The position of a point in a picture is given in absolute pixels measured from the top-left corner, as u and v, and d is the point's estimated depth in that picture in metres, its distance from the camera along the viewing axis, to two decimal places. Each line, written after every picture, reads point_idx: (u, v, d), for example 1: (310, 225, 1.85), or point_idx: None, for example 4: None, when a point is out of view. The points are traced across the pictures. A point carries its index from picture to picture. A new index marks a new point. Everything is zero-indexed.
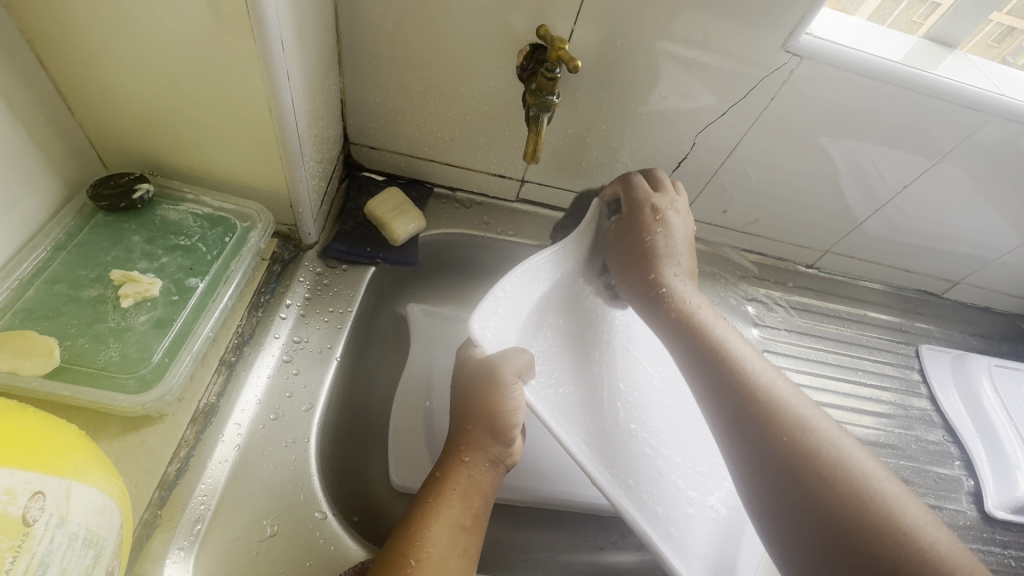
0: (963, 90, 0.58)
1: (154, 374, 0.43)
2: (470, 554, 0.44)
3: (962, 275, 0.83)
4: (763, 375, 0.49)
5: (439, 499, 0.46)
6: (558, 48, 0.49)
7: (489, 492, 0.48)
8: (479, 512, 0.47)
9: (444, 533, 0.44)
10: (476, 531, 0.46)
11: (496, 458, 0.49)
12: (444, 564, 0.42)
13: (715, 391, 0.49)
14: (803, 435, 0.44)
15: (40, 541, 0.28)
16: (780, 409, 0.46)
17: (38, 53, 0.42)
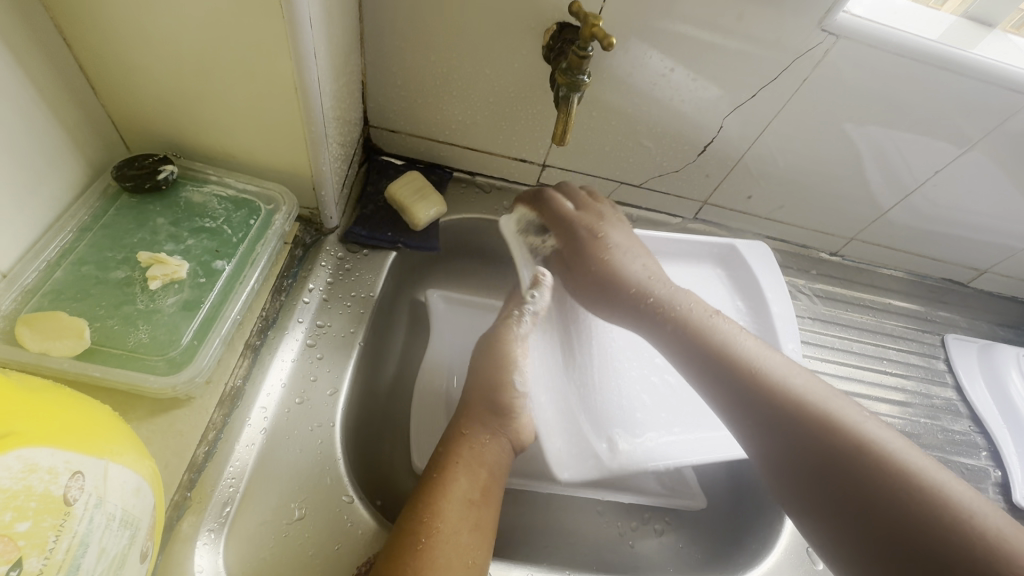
0: (1003, 70, 0.56)
1: (183, 357, 0.43)
2: (485, 527, 0.45)
3: (990, 263, 0.81)
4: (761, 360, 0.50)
5: (444, 473, 0.47)
6: (591, 25, 0.48)
7: (495, 469, 0.49)
8: (487, 486, 0.47)
9: (455, 506, 0.45)
10: (488, 506, 0.46)
11: (497, 430, 0.51)
12: (459, 537, 0.43)
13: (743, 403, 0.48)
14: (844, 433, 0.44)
15: (80, 521, 0.28)
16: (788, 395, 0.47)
17: (63, 30, 0.41)
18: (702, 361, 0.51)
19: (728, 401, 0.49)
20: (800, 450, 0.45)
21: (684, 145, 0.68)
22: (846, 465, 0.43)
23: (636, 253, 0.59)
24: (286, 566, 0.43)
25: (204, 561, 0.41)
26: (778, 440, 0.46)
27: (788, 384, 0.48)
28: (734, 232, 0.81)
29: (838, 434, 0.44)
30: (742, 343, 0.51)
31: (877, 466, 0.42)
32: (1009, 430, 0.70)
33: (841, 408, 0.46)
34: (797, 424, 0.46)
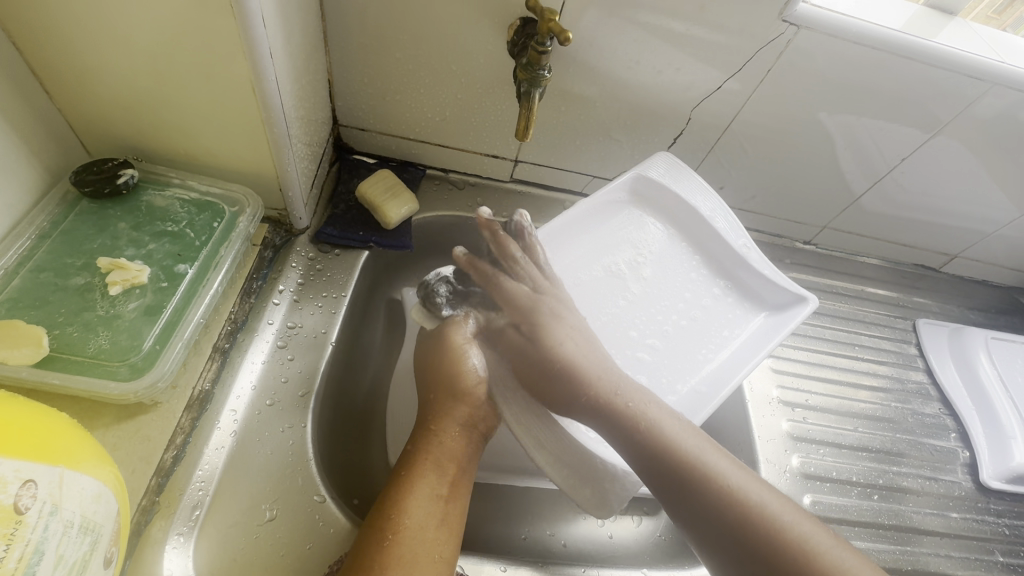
0: (962, 58, 0.57)
1: (146, 362, 0.42)
2: (453, 522, 0.45)
3: (960, 248, 0.83)
4: (675, 432, 0.48)
5: (414, 469, 0.47)
6: (548, 20, 0.48)
7: (464, 463, 0.49)
8: (456, 478, 0.48)
9: (423, 502, 0.45)
10: (455, 502, 0.46)
11: (465, 422, 0.51)
12: (425, 533, 0.43)
13: (665, 479, 0.47)
14: (752, 524, 0.44)
15: (34, 529, 0.28)
16: (704, 487, 0.46)
17: (12, 36, 0.41)
18: (632, 439, 0.48)
19: (659, 494, 0.48)
20: (732, 559, 0.44)
21: (655, 136, 0.69)
22: (758, 552, 0.43)
23: (590, 344, 0.53)
24: (260, 566, 0.43)
25: (174, 565, 0.41)
26: (699, 525, 0.46)
27: (735, 494, 0.45)
28: None
29: (756, 524, 0.44)
30: (661, 421, 0.48)
31: (792, 554, 0.43)
32: (977, 412, 0.72)
33: (761, 493, 0.46)
34: (719, 514, 0.45)
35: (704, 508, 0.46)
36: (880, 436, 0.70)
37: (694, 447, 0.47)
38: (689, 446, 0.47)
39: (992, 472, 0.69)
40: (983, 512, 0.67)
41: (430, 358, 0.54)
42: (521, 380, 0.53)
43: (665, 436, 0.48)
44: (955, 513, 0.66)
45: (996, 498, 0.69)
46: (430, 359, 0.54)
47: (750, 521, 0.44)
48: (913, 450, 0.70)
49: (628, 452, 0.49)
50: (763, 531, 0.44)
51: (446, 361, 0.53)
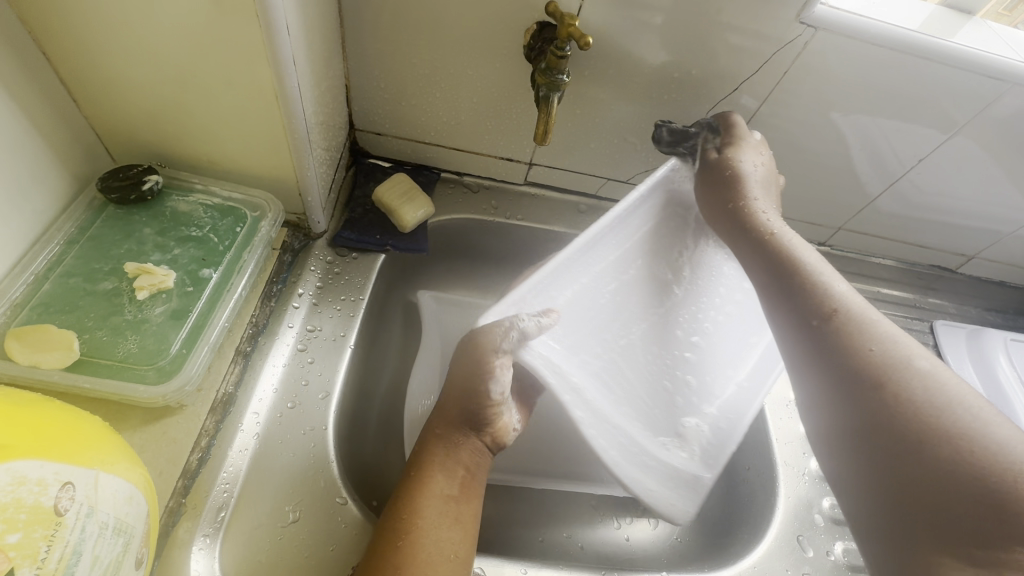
0: (982, 57, 0.57)
1: (172, 365, 0.43)
2: (465, 523, 0.45)
3: (977, 249, 0.82)
4: (827, 279, 0.47)
5: (423, 472, 0.47)
6: (568, 25, 0.48)
7: (474, 467, 0.49)
8: (466, 481, 0.47)
9: (433, 503, 0.45)
10: (467, 504, 0.47)
11: (472, 426, 0.49)
12: (438, 535, 0.43)
13: (793, 304, 0.47)
14: (890, 361, 0.41)
15: (72, 531, 0.28)
16: (847, 317, 0.44)
17: (43, 45, 0.42)
18: (767, 272, 0.50)
19: (800, 347, 0.45)
20: (844, 388, 0.41)
21: None
22: (903, 416, 0.38)
23: (768, 188, 0.56)
24: (283, 567, 0.44)
25: (201, 566, 0.41)
26: (838, 378, 0.41)
27: (890, 342, 0.42)
28: None
29: (903, 383, 0.39)
30: (814, 265, 0.49)
31: (940, 422, 0.37)
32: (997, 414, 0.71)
33: (926, 359, 0.41)
34: (863, 367, 0.41)
35: (835, 337, 0.43)
36: None
37: (844, 294, 0.46)
38: (839, 288, 0.46)
39: None
40: None
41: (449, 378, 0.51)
42: (715, 219, 0.56)
43: (814, 276, 0.48)
44: None
45: None
46: (450, 379, 0.51)
47: (886, 362, 0.41)
48: None
49: (769, 288, 0.49)
50: (900, 373, 0.40)
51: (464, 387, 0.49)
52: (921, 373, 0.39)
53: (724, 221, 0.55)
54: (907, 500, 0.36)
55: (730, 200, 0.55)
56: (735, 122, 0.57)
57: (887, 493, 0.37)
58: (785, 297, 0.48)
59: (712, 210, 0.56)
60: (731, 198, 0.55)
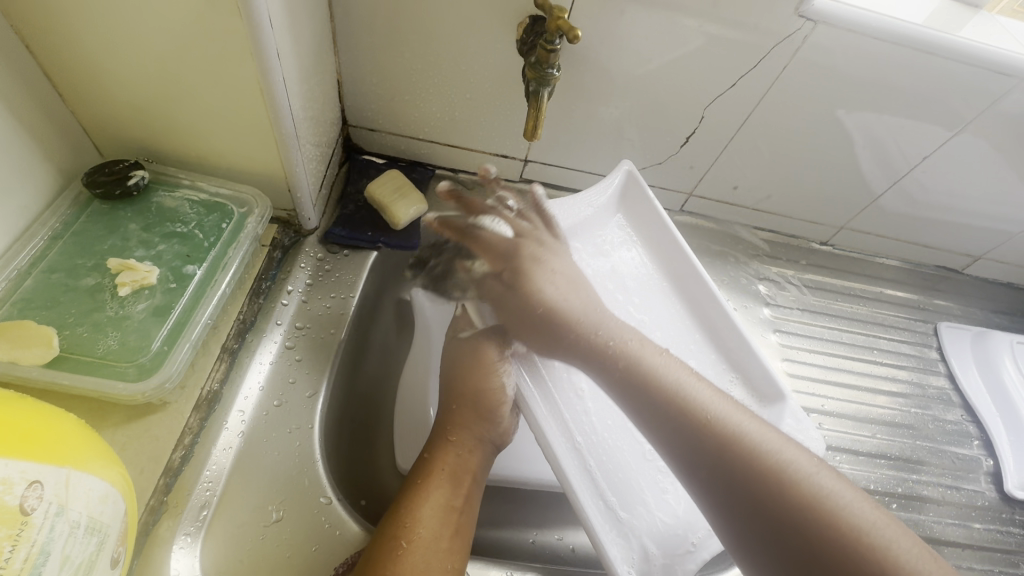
0: (987, 53, 0.55)
1: (154, 362, 0.42)
2: (466, 533, 0.44)
3: (984, 250, 0.80)
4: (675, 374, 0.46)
5: (429, 479, 0.46)
6: (557, 18, 0.47)
7: (479, 474, 0.48)
8: (470, 492, 0.47)
9: (436, 511, 0.44)
10: (469, 512, 0.45)
11: (481, 438, 0.50)
12: (439, 542, 0.42)
13: (674, 430, 0.43)
14: (766, 464, 0.40)
15: (40, 530, 0.28)
16: (718, 432, 0.42)
17: (24, 37, 0.41)
18: (629, 394, 0.46)
19: (670, 451, 0.43)
20: (745, 511, 0.39)
21: (666, 136, 0.67)
22: (776, 522, 0.38)
23: (577, 287, 0.53)
24: (265, 567, 0.43)
25: (181, 565, 0.41)
26: (717, 489, 0.41)
27: (750, 443, 0.41)
28: (722, 223, 0.80)
29: (772, 481, 0.39)
30: (670, 369, 0.47)
31: (809, 520, 0.37)
32: (1002, 418, 0.70)
33: (777, 450, 0.41)
34: (740, 476, 0.40)
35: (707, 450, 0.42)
36: (900, 443, 0.68)
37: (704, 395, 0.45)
38: (693, 395, 0.45)
39: (1017, 482, 0.66)
40: (1008, 523, 0.65)
41: (456, 373, 0.52)
42: (524, 334, 0.52)
43: (668, 378, 0.46)
44: (978, 524, 0.64)
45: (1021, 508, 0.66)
46: (455, 371, 0.53)
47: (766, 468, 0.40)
48: (933, 458, 0.68)
49: (641, 411, 0.45)
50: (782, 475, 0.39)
51: (475, 379, 0.51)
52: (773, 468, 0.40)
53: (547, 345, 0.51)
54: None
55: (570, 335, 0.50)
56: (491, 229, 0.57)
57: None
58: (646, 398, 0.45)
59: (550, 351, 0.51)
60: (569, 331, 0.50)
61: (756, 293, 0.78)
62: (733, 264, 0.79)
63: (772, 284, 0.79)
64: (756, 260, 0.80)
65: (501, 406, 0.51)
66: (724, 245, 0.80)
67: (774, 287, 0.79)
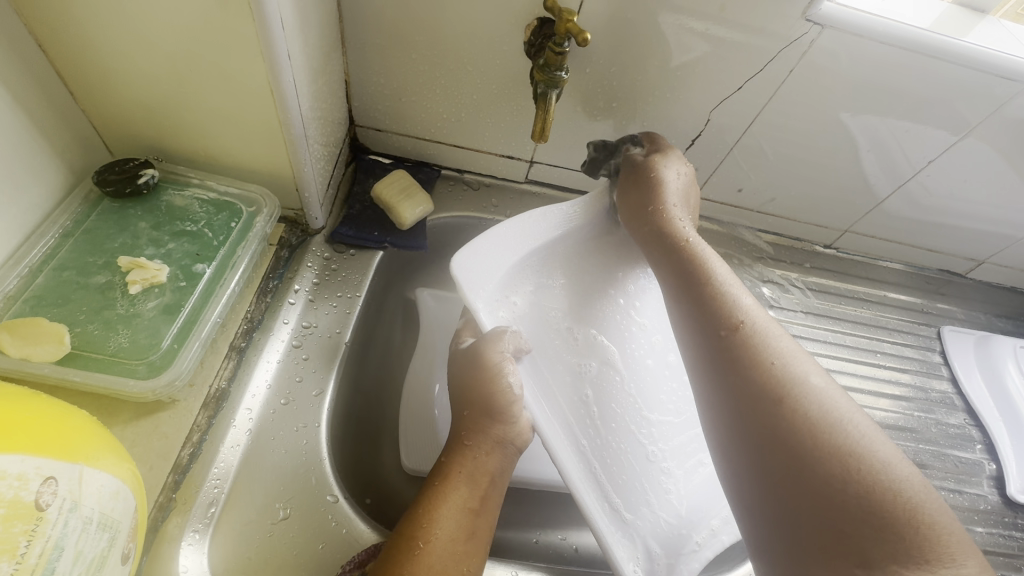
0: (994, 58, 0.55)
1: (164, 360, 0.43)
2: (481, 536, 0.44)
3: (988, 254, 0.80)
4: (727, 288, 0.47)
5: (445, 482, 0.45)
6: (566, 21, 0.47)
7: (497, 476, 0.47)
8: (486, 495, 0.46)
9: (452, 514, 0.43)
10: (485, 516, 0.45)
11: (500, 440, 0.48)
12: (454, 546, 0.42)
13: (704, 317, 0.46)
14: (786, 375, 0.40)
15: (54, 525, 0.28)
16: (750, 330, 0.43)
17: (37, 36, 0.41)
18: (676, 286, 0.49)
19: (711, 369, 0.43)
20: (747, 399, 0.40)
21: (672, 138, 0.68)
22: (800, 457, 0.36)
23: (688, 199, 0.58)
24: (272, 564, 0.43)
25: (190, 561, 0.41)
26: (752, 411, 0.39)
27: (773, 347, 0.42)
28: (727, 225, 0.80)
29: (809, 414, 0.38)
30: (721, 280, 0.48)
31: (835, 463, 0.35)
32: (1004, 423, 0.70)
33: (821, 386, 0.40)
34: (780, 405, 0.39)
35: (734, 346, 0.43)
36: (903, 446, 0.68)
37: (747, 304, 0.46)
38: (733, 301, 0.46)
39: (1019, 486, 0.66)
40: (1010, 527, 0.65)
41: (463, 379, 0.51)
42: (630, 217, 0.58)
43: (717, 286, 0.48)
44: (981, 528, 0.64)
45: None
46: (461, 375, 0.51)
47: (780, 372, 0.40)
48: (936, 461, 0.68)
49: (677, 293, 0.49)
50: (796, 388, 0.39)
51: (480, 383, 0.49)
52: (817, 403, 0.38)
53: (636, 215, 0.57)
54: (779, 488, 0.36)
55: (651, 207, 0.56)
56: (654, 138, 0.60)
57: (789, 538, 0.35)
58: (689, 300, 0.48)
59: (631, 215, 0.58)
60: (652, 204, 0.56)
61: (760, 295, 0.78)
62: (737, 266, 0.79)
63: (776, 287, 0.79)
64: (760, 263, 0.80)
65: (515, 410, 0.49)
66: (728, 247, 0.80)
67: (778, 290, 0.79)
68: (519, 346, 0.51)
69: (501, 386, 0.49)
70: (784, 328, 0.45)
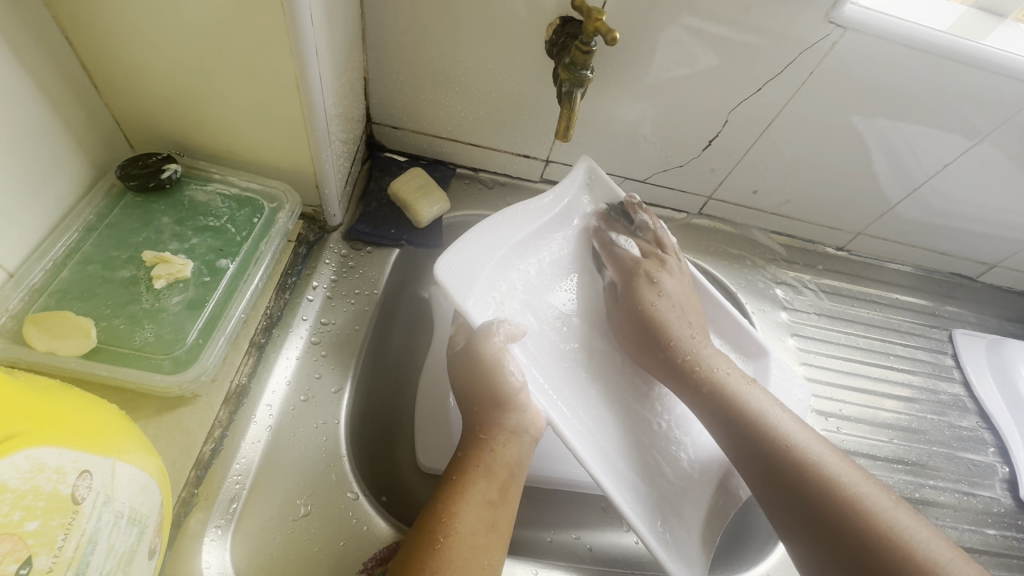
0: (1014, 63, 0.55)
1: (189, 355, 0.43)
2: (502, 530, 0.44)
3: (1000, 258, 0.80)
4: (736, 382, 0.52)
5: (464, 475, 0.45)
6: (595, 19, 0.47)
7: (515, 468, 0.47)
8: (505, 487, 0.46)
9: (472, 507, 0.43)
10: (505, 508, 0.45)
11: (516, 430, 0.48)
12: (475, 540, 0.42)
13: (722, 422, 0.50)
14: (809, 467, 0.45)
15: (89, 519, 0.28)
16: (765, 425, 0.48)
17: (65, 29, 0.41)
18: (689, 387, 0.53)
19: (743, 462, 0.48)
20: (788, 502, 0.45)
21: (689, 139, 0.68)
22: (829, 524, 0.43)
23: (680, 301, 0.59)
24: (293, 560, 0.43)
25: (212, 557, 0.41)
26: (781, 495, 0.46)
27: (789, 442, 0.47)
28: (740, 227, 0.80)
29: (825, 482, 0.44)
30: (728, 373, 0.53)
31: (862, 524, 0.42)
32: (1016, 425, 0.70)
33: (840, 468, 0.45)
34: (793, 473, 0.46)
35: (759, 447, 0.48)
36: (916, 449, 0.68)
37: (755, 393, 0.51)
38: (742, 394, 0.51)
39: None
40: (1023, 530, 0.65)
41: (465, 368, 0.51)
42: (631, 349, 0.59)
43: (726, 381, 0.52)
44: (994, 531, 0.64)
45: None
46: (463, 368, 0.51)
47: (804, 466, 0.45)
48: (949, 464, 0.68)
49: (692, 399, 0.53)
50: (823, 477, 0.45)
51: (482, 374, 0.49)
52: (835, 477, 0.44)
53: (629, 333, 0.59)
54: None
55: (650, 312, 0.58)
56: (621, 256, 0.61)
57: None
58: (704, 403, 0.52)
59: (636, 352, 0.58)
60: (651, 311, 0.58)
61: (774, 297, 0.78)
62: (750, 267, 0.80)
63: (789, 289, 0.79)
64: (773, 264, 0.80)
65: (522, 398, 0.49)
66: (741, 248, 0.80)
67: (791, 292, 0.79)
68: (511, 334, 0.51)
69: (505, 375, 0.48)
70: (785, 410, 0.50)
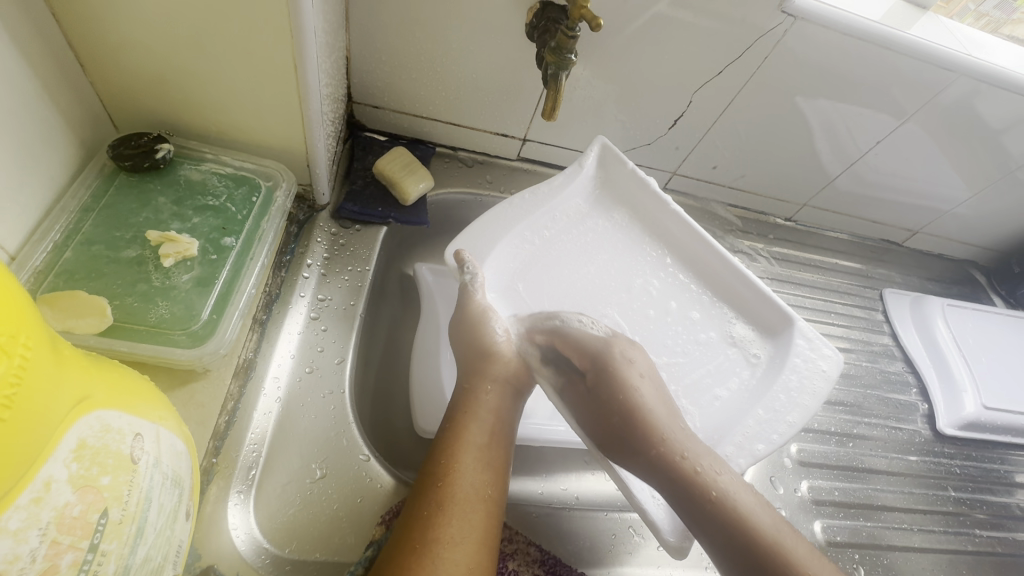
0: (935, 51, 0.63)
1: (204, 330, 0.44)
2: (497, 467, 0.48)
3: (922, 224, 0.91)
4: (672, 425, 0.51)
5: (458, 424, 0.49)
6: (579, 6, 0.50)
7: (502, 414, 0.51)
8: (496, 431, 0.50)
9: (468, 452, 0.47)
10: (500, 450, 0.49)
11: (496, 380, 0.53)
12: (474, 479, 0.46)
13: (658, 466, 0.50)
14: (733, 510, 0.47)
15: (145, 477, 0.30)
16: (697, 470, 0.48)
17: (53, 6, 0.40)
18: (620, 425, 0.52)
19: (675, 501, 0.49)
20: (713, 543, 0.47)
21: (656, 119, 0.73)
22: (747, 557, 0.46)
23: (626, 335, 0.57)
24: (315, 518, 0.46)
25: (237, 519, 0.44)
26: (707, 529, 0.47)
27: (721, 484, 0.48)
28: (701, 201, 0.87)
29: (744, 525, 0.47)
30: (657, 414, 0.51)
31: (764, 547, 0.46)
32: (935, 370, 0.81)
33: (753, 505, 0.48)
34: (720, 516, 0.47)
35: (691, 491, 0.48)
36: (853, 393, 0.78)
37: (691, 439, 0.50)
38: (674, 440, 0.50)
39: (947, 421, 0.78)
40: (939, 455, 0.77)
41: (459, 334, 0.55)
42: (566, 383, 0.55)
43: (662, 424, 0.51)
44: (915, 456, 0.75)
45: (950, 442, 0.78)
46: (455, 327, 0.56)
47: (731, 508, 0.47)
48: (880, 404, 0.78)
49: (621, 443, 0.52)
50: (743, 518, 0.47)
51: (470, 331, 0.55)
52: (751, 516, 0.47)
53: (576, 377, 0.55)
54: None
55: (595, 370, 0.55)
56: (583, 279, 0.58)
57: None
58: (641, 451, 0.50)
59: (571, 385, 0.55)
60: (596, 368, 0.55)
61: None
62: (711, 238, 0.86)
63: (745, 257, 0.87)
64: (730, 235, 0.87)
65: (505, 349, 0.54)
66: (703, 221, 0.87)
67: (747, 259, 0.87)
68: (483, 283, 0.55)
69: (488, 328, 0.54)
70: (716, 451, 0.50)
